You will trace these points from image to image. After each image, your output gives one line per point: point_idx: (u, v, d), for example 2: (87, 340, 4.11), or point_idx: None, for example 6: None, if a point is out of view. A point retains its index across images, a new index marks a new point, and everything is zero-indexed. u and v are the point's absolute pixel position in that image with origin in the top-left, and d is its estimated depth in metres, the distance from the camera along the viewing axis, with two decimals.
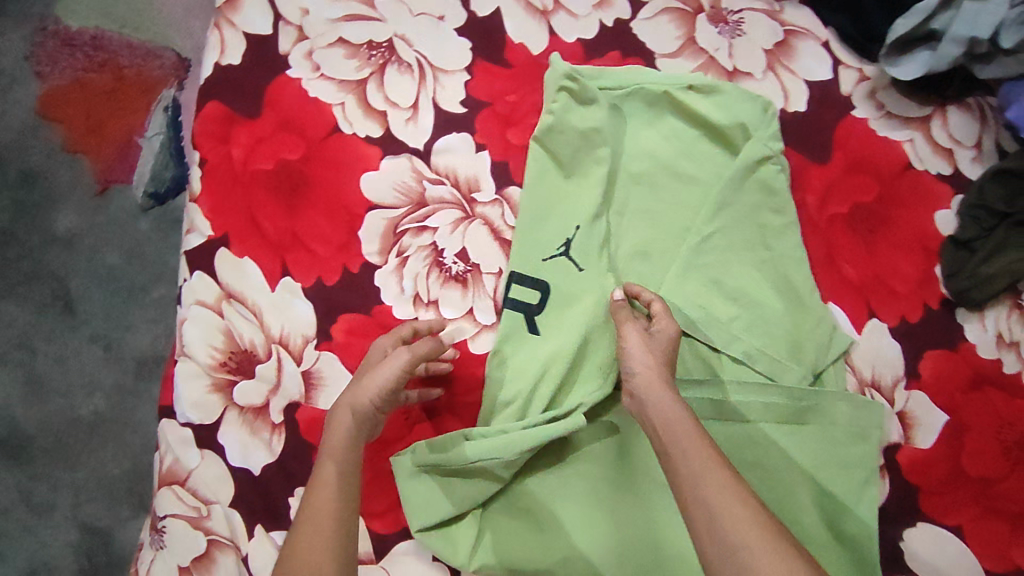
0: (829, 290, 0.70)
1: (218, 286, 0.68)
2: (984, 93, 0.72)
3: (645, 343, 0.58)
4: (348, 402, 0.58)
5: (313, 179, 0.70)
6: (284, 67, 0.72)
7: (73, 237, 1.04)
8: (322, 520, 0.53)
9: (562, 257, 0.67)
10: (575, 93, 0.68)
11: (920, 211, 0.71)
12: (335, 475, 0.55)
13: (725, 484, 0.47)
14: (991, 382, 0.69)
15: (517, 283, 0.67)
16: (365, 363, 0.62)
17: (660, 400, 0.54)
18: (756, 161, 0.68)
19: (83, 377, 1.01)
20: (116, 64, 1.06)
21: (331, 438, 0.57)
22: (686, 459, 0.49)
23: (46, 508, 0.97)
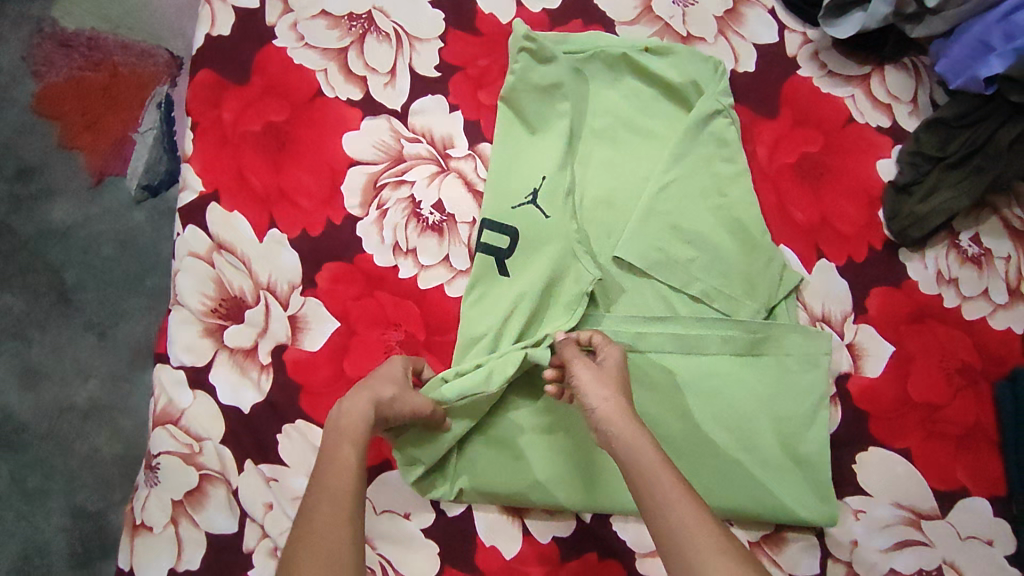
0: (780, 234, 0.75)
1: (209, 238, 0.73)
2: (917, 52, 0.78)
3: (599, 376, 0.59)
4: (370, 396, 0.58)
5: (298, 138, 0.75)
6: (271, 38, 0.77)
7: (68, 229, 1.09)
8: (339, 498, 0.50)
9: (530, 205, 0.71)
10: (535, 54, 0.73)
11: (864, 160, 0.76)
12: (352, 458, 0.53)
13: (696, 516, 0.48)
14: (933, 316, 0.74)
15: (489, 229, 0.71)
16: (380, 374, 0.62)
17: (627, 432, 0.54)
18: (708, 115, 0.74)
19: (77, 365, 1.05)
20: (110, 63, 1.11)
21: (347, 423, 0.55)
22: (653, 493, 0.50)
23: (39, 494, 1.00)
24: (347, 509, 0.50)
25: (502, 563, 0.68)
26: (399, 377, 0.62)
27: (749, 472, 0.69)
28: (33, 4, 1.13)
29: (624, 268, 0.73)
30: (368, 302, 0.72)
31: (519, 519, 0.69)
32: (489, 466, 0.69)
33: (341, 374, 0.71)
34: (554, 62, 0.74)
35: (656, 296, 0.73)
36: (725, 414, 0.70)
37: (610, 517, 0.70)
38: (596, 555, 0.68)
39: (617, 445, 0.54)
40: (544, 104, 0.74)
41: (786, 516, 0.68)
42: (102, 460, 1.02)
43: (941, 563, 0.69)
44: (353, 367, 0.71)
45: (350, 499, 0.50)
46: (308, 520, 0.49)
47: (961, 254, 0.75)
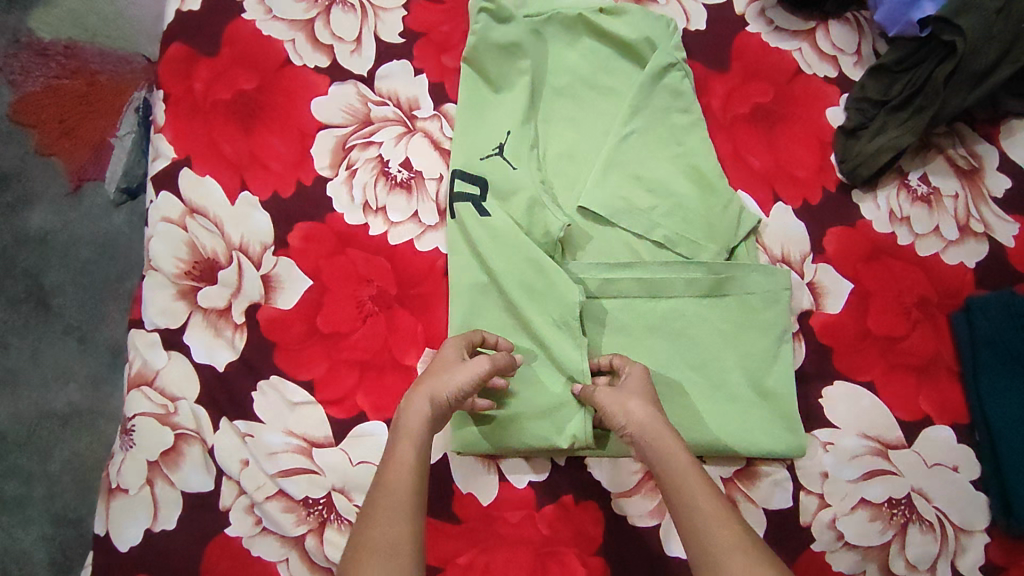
0: (738, 180, 0.77)
1: (182, 203, 0.74)
2: (859, 8, 0.83)
3: (623, 392, 0.61)
4: (427, 390, 0.58)
5: (268, 105, 0.77)
6: (240, 12, 0.80)
7: (46, 234, 1.09)
8: (400, 494, 0.53)
9: (497, 157, 0.74)
10: (494, 13, 0.77)
11: (813, 109, 0.80)
12: (411, 453, 0.55)
13: (719, 517, 0.51)
14: (887, 253, 0.76)
15: (460, 179, 0.73)
16: (439, 362, 0.62)
17: (661, 439, 0.56)
18: (663, 68, 0.77)
19: (56, 369, 1.04)
20: (88, 71, 1.12)
21: (408, 421, 0.57)
22: (684, 498, 0.53)
23: (17, 503, 0.98)
24: (405, 508, 0.52)
25: (478, 510, 0.67)
26: (452, 360, 0.62)
27: (719, 407, 0.70)
28: (8, 15, 1.14)
29: (589, 218, 0.75)
30: (340, 258, 0.73)
31: (494, 466, 0.69)
32: (477, 418, 0.68)
33: (313, 330, 0.71)
34: (511, 23, 0.77)
35: (622, 244, 0.74)
36: (694, 354, 0.71)
37: (586, 461, 0.69)
38: (572, 497, 0.68)
39: (650, 452, 0.56)
40: (505, 61, 0.77)
41: (761, 449, 0.69)
42: (83, 463, 1.01)
43: (909, 491, 0.69)
44: (326, 321, 0.71)
45: (408, 496, 0.53)
46: (370, 514, 0.52)
47: (911, 194, 0.78)
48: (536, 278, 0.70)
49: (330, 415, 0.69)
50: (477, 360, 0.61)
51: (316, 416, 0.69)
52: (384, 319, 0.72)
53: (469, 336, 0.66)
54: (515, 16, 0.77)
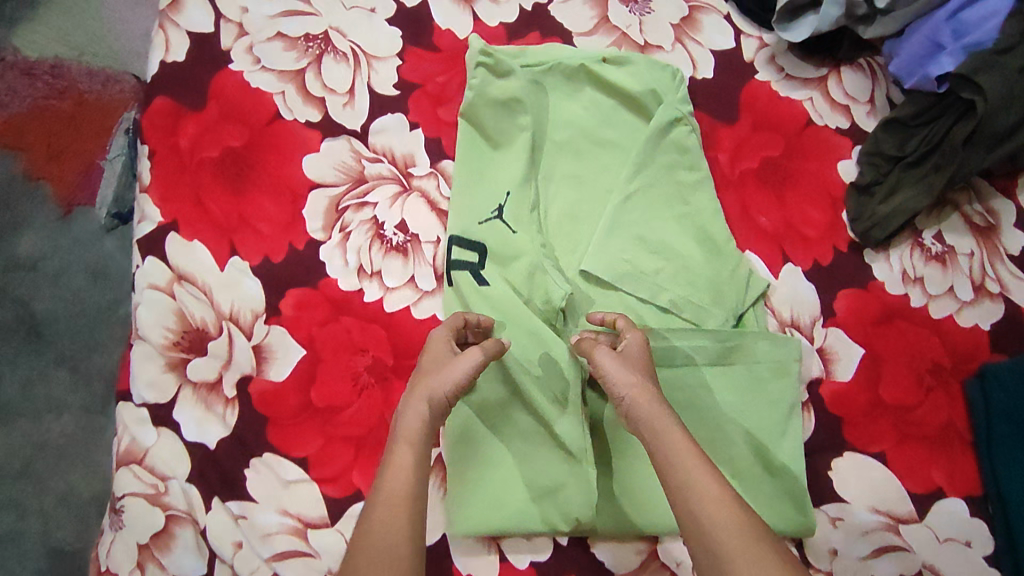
0: (746, 240, 0.75)
1: (169, 270, 0.71)
2: (872, 53, 0.79)
3: (624, 363, 0.59)
4: (423, 392, 0.57)
5: (257, 164, 0.74)
6: (226, 62, 0.76)
7: (36, 261, 1.03)
8: (397, 498, 0.52)
9: (496, 220, 0.71)
10: (492, 68, 0.74)
11: (824, 163, 0.77)
12: (411, 459, 0.54)
13: (717, 497, 0.50)
14: (900, 315, 0.74)
15: (458, 246, 0.72)
16: (429, 356, 0.61)
17: (655, 416, 0.56)
18: (668, 123, 0.74)
19: (50, 400, 0.98)
20: (76, 90, 1.09)
21: (406, 424, 0.56)
22: (678, 476, 0.52)
23: (10, 539, 0.91)
24: (404, 511, 0.52)
25: None
26: (443, 355, 0.61)
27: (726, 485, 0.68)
28: None
29: (592, 281, 0.72)
30: (334, 326, 0.71)
31: (495, 546, 0.67)
32: (476, 498, 0.66)
33: (308, 404, 0.69)
34: (511, 76, 0.74)
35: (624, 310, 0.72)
36: (700, 427, 0.69)
37: (588, 541, 0.67)
38: None
39: (648, 434, 0.56)
40: (504, 117, 0.74)
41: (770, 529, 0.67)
42: (71, 500, 0.94)
43: (921, 568, 0.67)
44: (321, 394, 0.70)
45: (406, 500, 0.52)
46: (368, 521, 0.51)
47: (925, 253, 0.75)
48: (535, 351, 0.69)
49: (326, 493, 0.67)
50: (469, 354, 0.60)
51: (313, 495, 0.67)
52: (380, 391, 0.70)
53: (454, 321, 0.64)
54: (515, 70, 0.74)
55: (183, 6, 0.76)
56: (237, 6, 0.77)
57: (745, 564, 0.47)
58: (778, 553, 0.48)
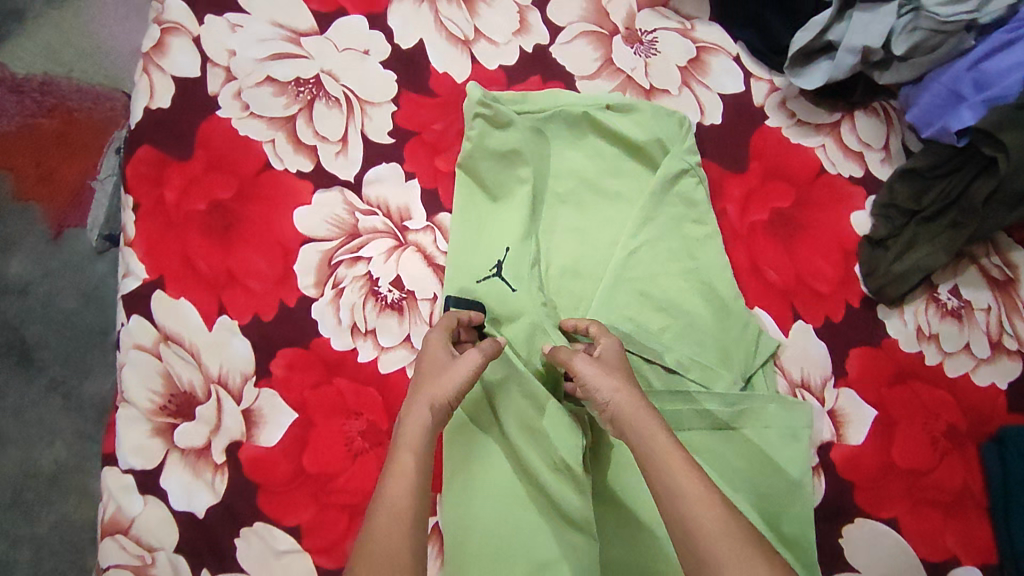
0: (755, 296, 0.72)
1: (156, 330, 0.68)
2: (888, 97, 0.76)
3: (602, 368, 0.57)
4: (426, 398, 0.56)
5: (246, 217, 0.71)
6: (213, 108, 0.73)
7: (26, 284, 1.00)
8: (400, 507, 0.49)
9: (495, 278, 0.69)
10: (491, 119, 0.71)
11: (837, 214, 0.74)
12: (414, 466, 0.52)
13: (707, 501, 0.48)
14: (913, 375, 0.71)
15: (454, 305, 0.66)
16: (428, 360, 0.60)
17: (638, 417, 0.54)
18: (674, 175, 0.71)
19: (41, 428, 0.96)
20: (65, 108, 1.04)
21: (408, 428, 0.54)
22: (665, 478, 0.50)
23: (5, 566, 0.91)
24: (407, 522, 0.48)
25: None
26: (441, 357, 0.60)
27: None
28: None
29: None
30: (328, 388, 0.69)
31: None
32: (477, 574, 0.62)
33: (301, 470, 0.67)
34: (511, 127, 0.71)
35: None
36: None
37: None
38: None
39: (632, 436, 0.53)
40: (503, 169, 0.72)
41: None
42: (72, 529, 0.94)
43: None
44: (313, 461, 0.67)
45: (408, 506, 0.49)
46: (369, 532, 0.48)
47: (941, 309, 0.73)
48: (537, 416, 0.67)
49: (320, 564, 0.65)
50: (466, 356, 0.59)
51: (305, 566, 0.65)
52: (374, 458, 0.67)
53: (447, 321, 0.63)
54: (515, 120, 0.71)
55: (167, 48, 0.73)
56: (223, 48, 0.74)
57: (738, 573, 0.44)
58: (771, 562, 0.45)
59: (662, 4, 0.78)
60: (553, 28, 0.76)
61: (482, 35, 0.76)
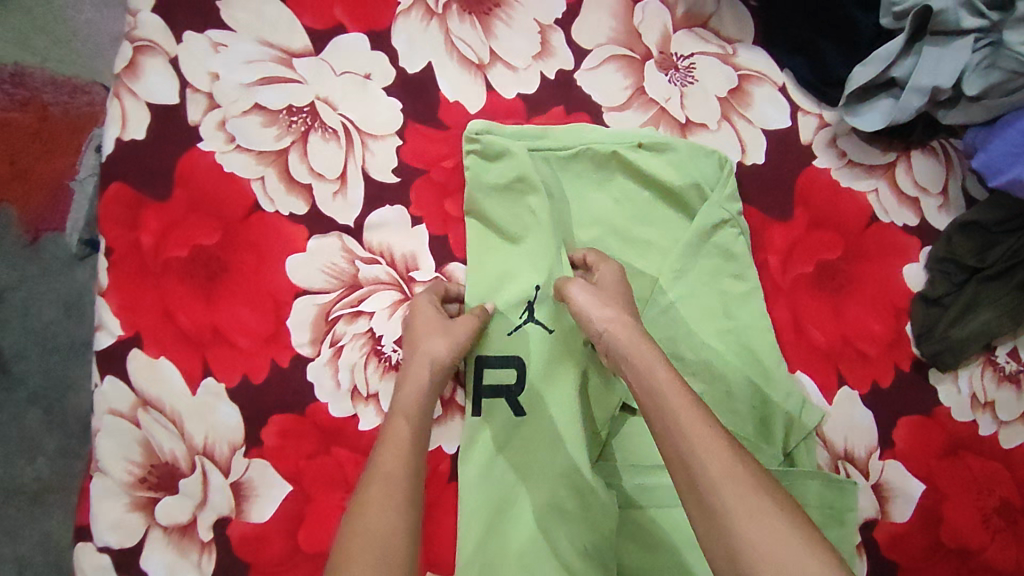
0: (797, 359, 0.65)
1: (133, 393, 0.61)
2: (948, 134, 0.69)
3: (599, 298, 0.57)
4: (424, 359, 0.57)
5: (233, 266, 0.64)
6: (194, 141, 0.65)
7: None
8: (390, 468, 0.49)
9: (527, 325, 0.63)
10: (482, 153, 0.65)
11: (888, 265, 0.67)
12: (408, 433, 0.52)
13: (707, 439, 0.44)
14: (966, 446, 0.65)
15: (489, 367, 0.62)
16: (419, 320, 0.59)
17: (634, 349, 0.52)
18: (713, 225, 0.64)
19: None
20: (39, 102, 0.67)
21: (405, 396, 0.54)
22: (664, 415, 0.47)
23: None
24: (401, 488, 0.48)
25: None
26: (432, 317, 0.60)
27: None
28: None
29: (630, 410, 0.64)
30: (325, 460, 0.62)
31: None
32: None
33: (294, 549, 0.60)
34: (504, 157, 0.65)
35: None
36: None
37: None
38: None
39: (629, 369, 0.51)
40: (513, 202, 0.65)
41: None
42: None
43: None
44: (310, 540, 0.60)
45: (405, 477, 0.49)
46: (365, 494, 0.48)
47: (997, 373, 0.66)
48: (568, 496, 0.59)
49: None
50: (462, 321, 0.60)
51: None
52: None
53: (435, 288, 0.62)
54: (509, 148, 0.64)
55: (142, 72, 0.65)
56: (205, 71, 0.65)
57: (742, 509, 0.41)
58: (775, 502, 0.42)
59: (701, 23, 0.70)
60: (578, 50, 0.68)
61: (499, 59, 0.67)
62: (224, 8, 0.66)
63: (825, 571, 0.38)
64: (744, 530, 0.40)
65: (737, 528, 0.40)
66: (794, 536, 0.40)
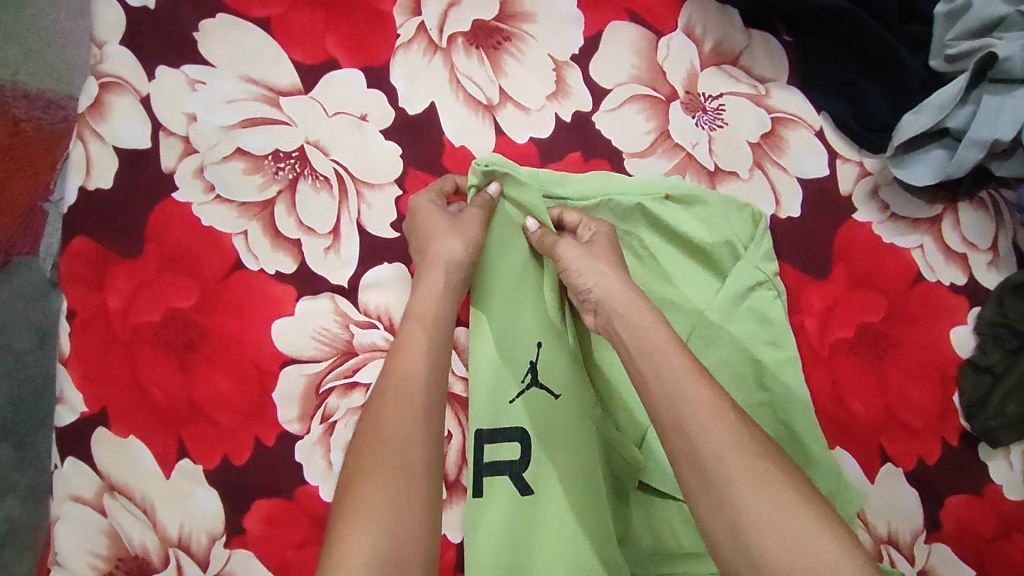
0: (837, 434, 0.59)
1: (99, 477, 0.54)
2: (998, 184, 0.63)
3: (588, 254, 0.52)
4: (435, 261, 0.53)
5: (211, 331, 0.57)
6: (168, 190, 0.58)
7: None
8: (406, 384, 0.48)
9: (532, 389, 0.56)
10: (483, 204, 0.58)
11: (934, 329, 0.61)
12: (424, 342, 0.50)
13: (710, 406, 0.42)
14: (1022, 529, 0.59)
15: (489, 443, 0.55)
16: (425, 222, 0.55)
17: (628, 306, 0.48)
18: (747, 287, 0.58)
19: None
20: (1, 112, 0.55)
21: (421, 301, 0.52)
22: (659, 375, 0.44)
23: None
24: (418, 403, 0.47)
25: None
26: (438, 212, 0.55)
27: None
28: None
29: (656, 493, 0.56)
30: (315, 550, 0.55)
31: None
32: None
33: None
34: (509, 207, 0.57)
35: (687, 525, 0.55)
36: None
37: None
38: None
39: (622, 328, 0.48)
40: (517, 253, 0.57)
41: None
42: None
43: None
44: None
45: (420, 389, 0.48)
46: (377, 409, 0.47)
47: None
48: None
49: None
50: (469, 219, 0.55)
51: None
52: None
53: (440, 184, 0.58)
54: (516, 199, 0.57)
55: (110, 112, 0.58)
56: (180, 112, 0.58)
57: (747, 483, 0.39)
58: (783, 472, 0.40)
59: (730, 60, 0.64)
60: (596, 90, 0.62)
61: (510, 99, 0.61)
62: (202, 40, 0.59)
63: (834, 545, 0.37)
64: (749, 500, 0.39)
65: (742, 501, 0.39)
66: (799, 506, 0.39)
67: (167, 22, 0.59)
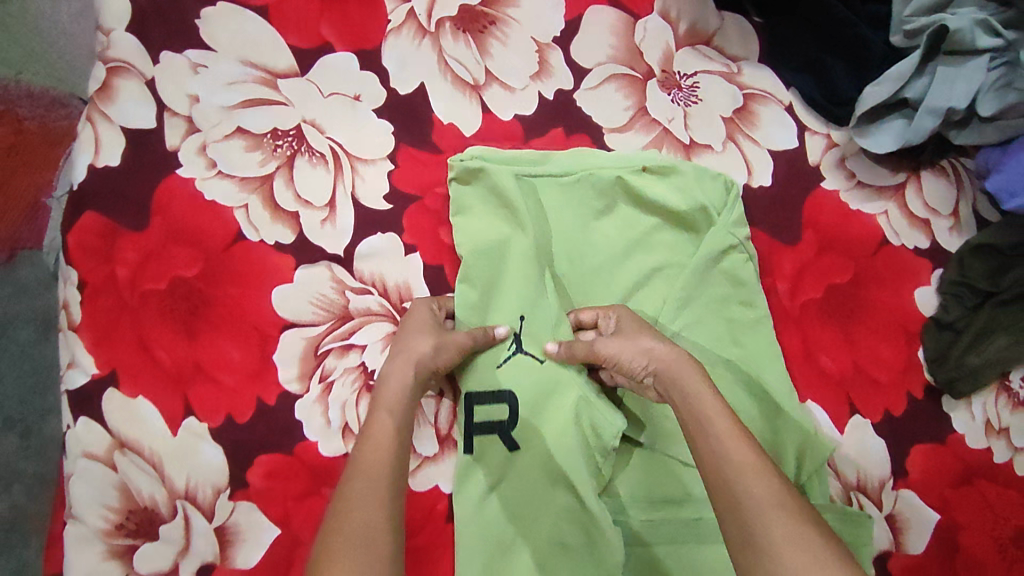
0: (808, 388, 0.62)
1: (110, 435, 0.57)
2: (956, 154, 0.67)
3: (627, 339, 0.52)
4: (409, 358, 0.53)
5: (215, 298, 0.60)
6: (174, 167, 0.61)
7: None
8: (376, 470, 0.46)
9: (516, 354, 0.58)
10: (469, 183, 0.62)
11: (899, 289, 0.65)
12: (392, 429, 0.49)
13: (741, 438, 0.44)
14: (981, 474, 0.62)
15: (478, 403, 0.58)
16: (411, 323, 0.56)
17: (679, 371, 0.49)
18: (721, 250, 0.61)
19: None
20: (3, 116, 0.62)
21: (390, 389, 0.51)
22: (695, 414, 0.46)
23: None
24: (383, 492, 0.45)
25: None
26: (427, 322, 0.56)
27: None
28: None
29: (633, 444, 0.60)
30: (315, 501, 0.58)
31: None
32: None
33: None
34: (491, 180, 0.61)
35: (665, 472, 0.59)
36: None
37: None
38: None
39: (676, 394, 0.48)
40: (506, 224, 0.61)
41: None
42: None
43: None
44: None
45: (386, 473, 0.46)
46: (346, 491, 0.45)
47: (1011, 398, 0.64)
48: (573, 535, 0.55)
49: None
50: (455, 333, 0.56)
51: None
52: None
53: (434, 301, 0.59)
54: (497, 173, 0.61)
55: (118, 94, 0.61)
56: (184, 93, 0.62)
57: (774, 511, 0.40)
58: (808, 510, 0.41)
59: (703, 41, 0.68)
60: (577, 69, 0.66)
61: (495, 79, 0.65)
62: (205, 27, 0.63)
63: None
64: (776, 530, 0.39)
65: (768, 527, 0.39)
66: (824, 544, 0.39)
67: (172, 9, 0.63)
